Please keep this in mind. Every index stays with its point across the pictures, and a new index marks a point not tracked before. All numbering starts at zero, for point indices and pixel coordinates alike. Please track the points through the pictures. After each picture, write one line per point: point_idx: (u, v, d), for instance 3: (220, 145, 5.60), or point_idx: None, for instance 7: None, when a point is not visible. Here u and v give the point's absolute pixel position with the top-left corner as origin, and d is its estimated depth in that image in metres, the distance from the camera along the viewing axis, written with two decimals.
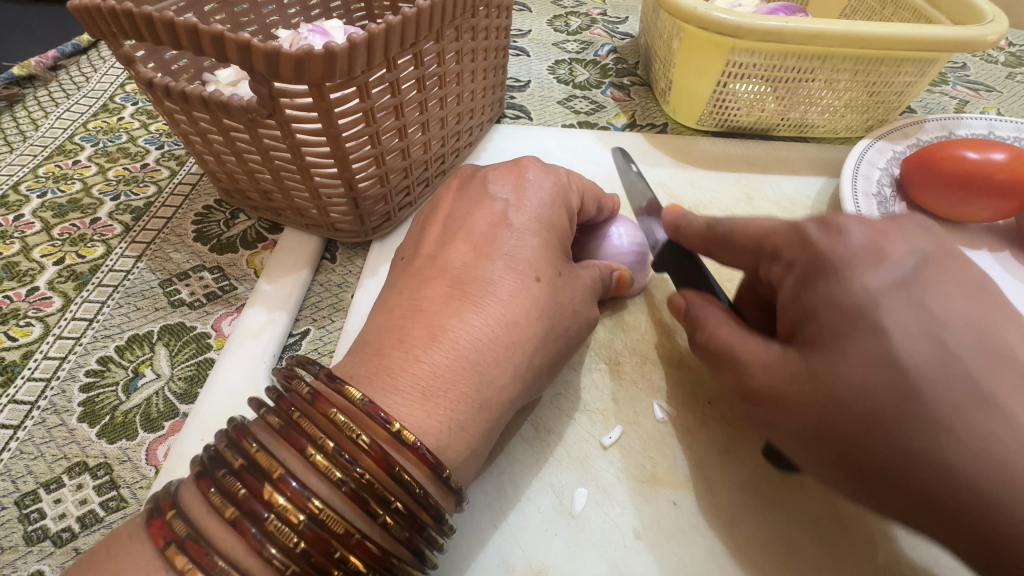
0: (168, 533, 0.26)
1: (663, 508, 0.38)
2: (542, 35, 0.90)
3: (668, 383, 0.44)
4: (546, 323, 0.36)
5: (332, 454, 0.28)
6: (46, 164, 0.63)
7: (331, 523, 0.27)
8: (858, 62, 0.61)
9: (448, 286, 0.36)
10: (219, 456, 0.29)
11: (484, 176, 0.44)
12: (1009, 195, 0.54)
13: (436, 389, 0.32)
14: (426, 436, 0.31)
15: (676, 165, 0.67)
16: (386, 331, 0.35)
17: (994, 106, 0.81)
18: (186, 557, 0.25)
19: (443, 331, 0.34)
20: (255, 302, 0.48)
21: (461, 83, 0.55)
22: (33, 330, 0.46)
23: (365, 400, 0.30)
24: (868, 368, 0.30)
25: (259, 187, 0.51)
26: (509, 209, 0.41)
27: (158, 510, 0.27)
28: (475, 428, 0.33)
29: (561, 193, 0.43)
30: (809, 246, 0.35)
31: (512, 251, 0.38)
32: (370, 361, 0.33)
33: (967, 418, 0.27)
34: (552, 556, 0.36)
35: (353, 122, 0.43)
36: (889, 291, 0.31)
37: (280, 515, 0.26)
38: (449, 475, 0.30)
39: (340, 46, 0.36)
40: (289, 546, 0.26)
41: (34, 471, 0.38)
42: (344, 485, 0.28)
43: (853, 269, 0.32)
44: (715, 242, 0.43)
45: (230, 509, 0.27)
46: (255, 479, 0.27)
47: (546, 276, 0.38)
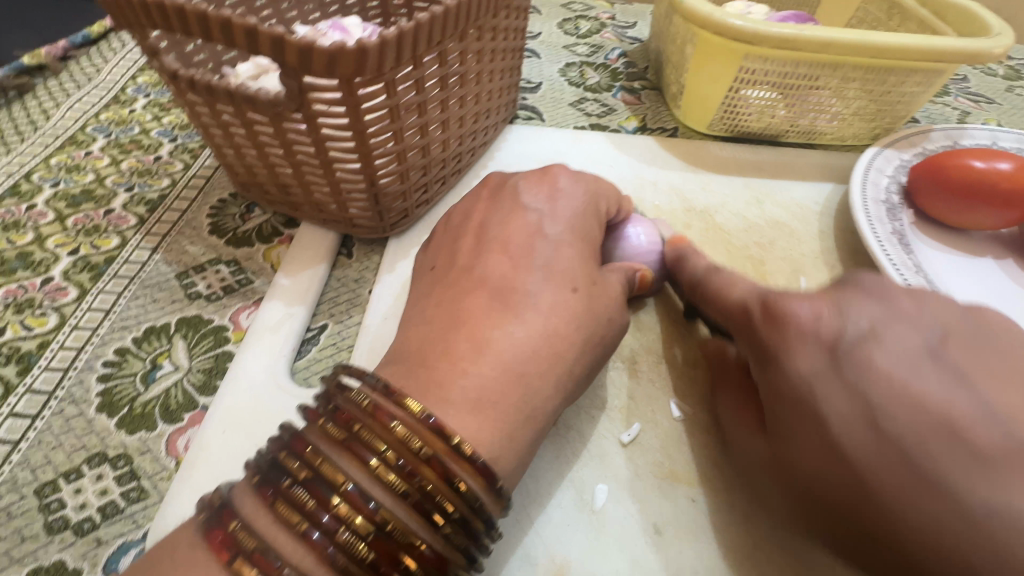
0: (232, 545, 0.26)
1: (682, 505, 0.39)
2: (553, 38, 0.91)
3: (686, 383, 0.45)
4: (584, 331, 0.37)
5: (395, 466, 0.28)
6: (58, 155, 0.62)
7: (397, 534, 0.27)
8: (867, 72, 0.62)
9: (488, 298, 0.36)
10: (280, 466, 0.28)
11: (515, 184, 0.45)
12: (1014, 204, 0.55)
13: (484, 400, 0.32)
14: (479, 446, 0.30)
15: (687, 168, 0.68)
16: (424, 340, 0.35)
17: (994, 117, 0.83)
18: (253, 568, 0.25)
19: (488, 343, 0.34)
20: (273, 296, 0.48)
21: (479, 83, 0.56)
22: (49, 320, 0.46)
23: (423, 412, 0.29)
24: (816, 450, 0.33)
25: (278, 182, 0.51)
26: (544, 219, 0.41)
27: (217, 521, 0.26)
28: (524, 438, 0.33)
29: (591, 201, 0.44)
30: (754, 333, 0.38)
31: (547, 263, 0.39)
32: (412, 372, 0.33)
33: (916, 503, 0.30)
34: (574, 551, 0.36)
35: (379, 118, 0.43)
36: (821, 373, 0.34)
37: (349, 525, 0.26)
38: (502, 485, 0.30)
39: (372, 42, 0.36)
40: (358, 556, 0.26)
41: (52, 461, 0.38)
42: (407, 495, 0.28)
43: (792, 359, 0.35)
44: (697, 300, 0.45)
45: (298, 520, 0.26)
46: (321, 490, 0.27)
47: (582, 286, 0.38)
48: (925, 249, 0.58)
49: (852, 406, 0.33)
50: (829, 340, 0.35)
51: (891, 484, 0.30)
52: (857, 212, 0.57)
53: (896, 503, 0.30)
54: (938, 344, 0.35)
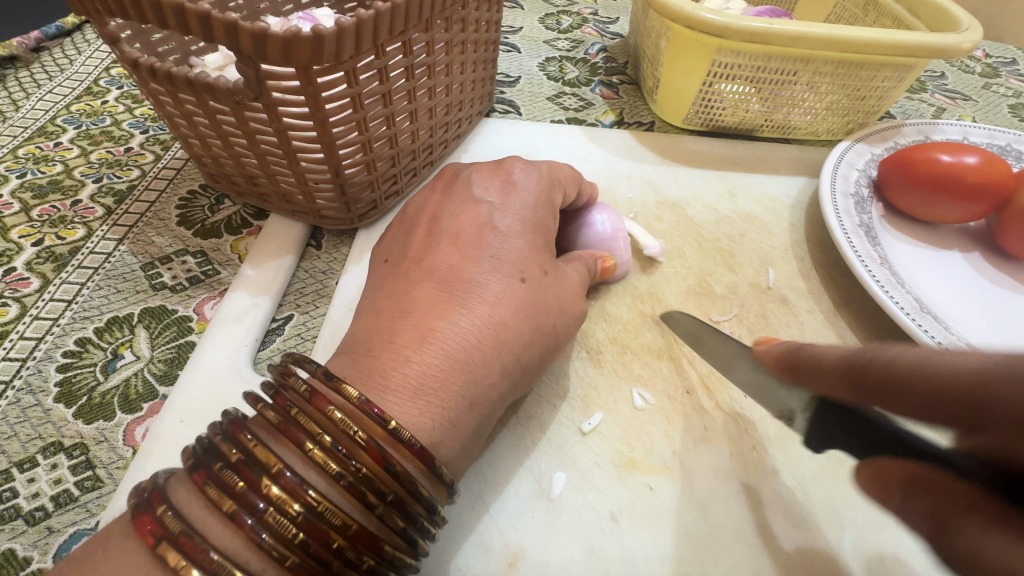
0: (158, 529, 0.25)
1: (639, 493, 0.39)
2: (534, 32, 0.91)
3: (648, 373, 0.45)
4: (534, 320, 0.37)
5: (330, 448, 0.28)
6: (26, 145, 0.62)
7: (329, 516, 0.27)
8: (838, 66, 0.62)
9: (438, 288, 0.37)
10: (215, 450, 0.28)
11: (467, 178, 0.44)
12: (980, 197, 0.56)
13: (425, 387, 0.32)
14: (419, 432, 0.31)
15: (661, 162, 0.68)
16: (377, 327, 0.35)
17: (969, 114, 0.84)
18: (178, 551, 0.25)
19: (432, 332, 0.34)
20: (239, 287, 0.48)
21: (450, 75, 0.56)
22: (9, 310, 0.46)
23: (361, 397, 0.29)
24: None
25: (245, 172, 0.51)
26: (495, 212, 0.41)
27: (146, 505, 0.26)
28: (465, 425, 0.33)
29: (544, 191, 0.44)
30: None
31: (497, 254, 0.39)
32: (359, 361, 0.33)
33: None
34: (529, 539, 0.37)
35: (341, 108, 0.43)
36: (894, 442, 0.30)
37: (278, 507, 0.26)
38: (441, 469, 0.30)
39: (329, 29, 0.36)
40: (288, 537, 0.26)
41: (7, 450, 0.38)
42: (341, 478, 0.27)
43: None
44: (875, 396, 0.27)
45: (227, 502, 0.26)
46: (253, 473, 0.27)
47: (531, 276, 0.38)
48: (892, 242, 0.58)
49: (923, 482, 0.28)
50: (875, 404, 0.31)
51: None
52: (825, 204, 0.57)
53: None
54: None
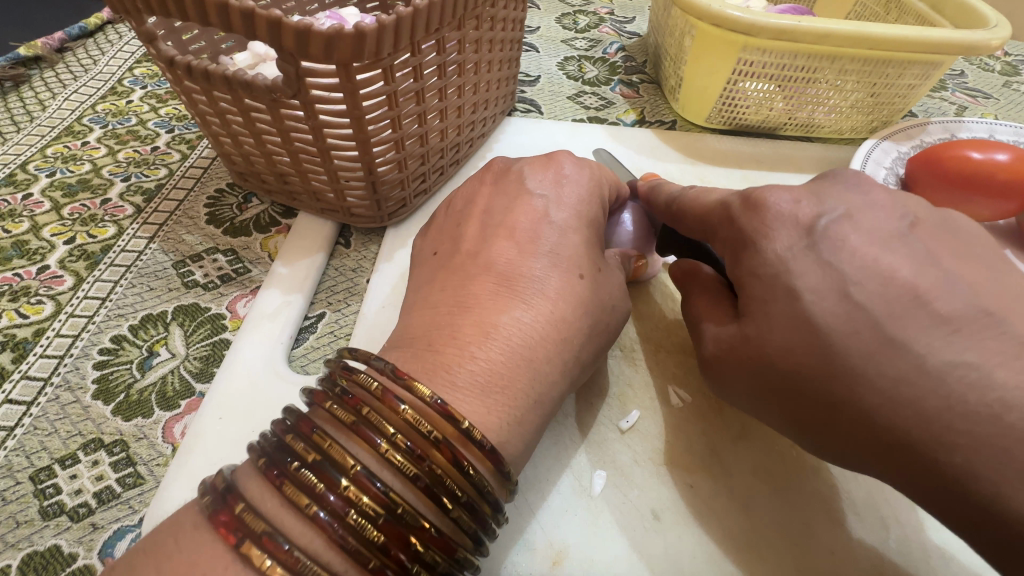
0: (239, 528, 0.25)
1: (680, 491, 0.39)
2: (551, 32, 0.91)
3: (683, 371, 0.45)
4: (591, 317, 0.37)
5: (405, 449, 0.28)
6: (54, 145, 0.62)
7: (407, 517, 0.27)
8: (865, 64, 0.62)
9: (496, 284, 0.36)
10: (287, 449, 0.28)
11: (520, 170, 0.44)
12: (1009, 195, 0.56)
13: (487, 383, 0.32)
14: (488, 432, 0.31)
15: (684, 160, 0.68)
16: (431, 325, 0.35)
17: (992, 112, 0.83)
18: (262, 550, 0.25)
19: (495, 328, 0.34)
20: (271, 284, 0.48)
21: (477, 73, 0.56)
22: (45, 308, 0.46)
23: (432, 397, 0.29)
24: (883, 305, 0.32)
25: (275, 170, 0.51)
26: (550, 206, 0.41)
27: (223, 504, 0.26)
28: (530, 423, 0.33)
29: (597, 185, 0.44)
30: (733, 224, 0.38)
31: (554, 249, 0.39)
32: (421, 355, 0.33)
33: (875, 364, 0.31)
34: (572, 537, 0.36)
35: (376, 105, 0.43)
36: (830, 244, 0.34)
37: (359, 508, 0.26)
38: (508, 469, 0.30)
39: (370, 27, 0.36)
40: (369, 538, 0.26)
41: (48, 447, 0.38)
42: (417, 479, 0.27)
43: (770, 240, 0.36)
44: (672, 216, 0.46)
45: (307, 502, 0.26)
46: (330, 472, 0.27)
47: (589, 273, 0.38)
48: None
49: (826, 282, 0.33)
50: (805, 224, 0.35)
51: (854, 353, 0.31)
52: None
53: (857, 368, 0.31)
54: (907, 229, 0.35)
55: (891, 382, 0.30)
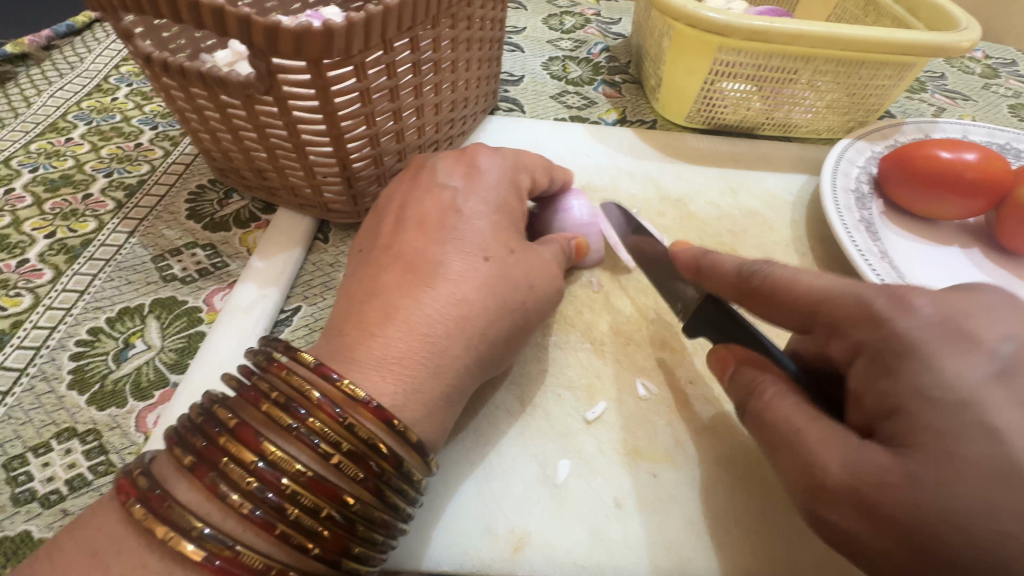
0: (130, 488, 0.27)
1: (643, 480, 0.39)
2: (537, 32, 0.92)
3: (650, 364, 0.45)
4: (499, 298, 0.37)
5: (284, 405, 0.29)
6: (38, 141, 0.63)
7: (282, 464, 0.28)
8: (839, 65, 0.63)
9: (403, 270, 0.37)
10: (187, 417, 0.30)
11: (433, 164, 0.45)
12: (978, 194, 0.57)
13: (388, 358, 0.33)
14: (381, 398, 0.32)
15: (663, 159, 0.69)
16: (345, 314, 0.36)
17: (969, 114, 0.85)
18: (144, 505, 0.26)
19: (397, 310, 0.35)
20: (247, 278, 0.49)
21: (456, 71, 0.57)
22: (23, 300, 0.47)
23: (316, 362, 0.31)
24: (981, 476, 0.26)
25: (253, 166, 0.52)
26: (459, 195, 0.42)
27: (125, 471, 0.28)
28: (429, 393, 0.34)
29: (511, 173, 0.45)
30: (880, 322, 0.32)
31: (461, 235, 0.40)
32: (330, 341, 0.35)
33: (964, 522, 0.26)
34: (534, 524, 0.37)
35: (349, 101, 0.44)
36: (986, 386, 0.28)
37: (234, 458, 0.28)
38: (401, 425, 0.31)
39: (339, 24, 0.37)
40: (243, 485, 0.27)
41: (22, 436, 0.39)
42: (293, 429, 0.29)
43: (934, 356, 0.29)
44: (745, 295, 0.40)
45: (189, 458, 0.28)
46: (212, 430, 0.29)
47: (495, 255, 0.39)
48: (891, 236, 0.59)
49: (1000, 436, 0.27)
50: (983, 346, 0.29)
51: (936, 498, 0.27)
52: (826, 200, 0.58)
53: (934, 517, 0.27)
54: None
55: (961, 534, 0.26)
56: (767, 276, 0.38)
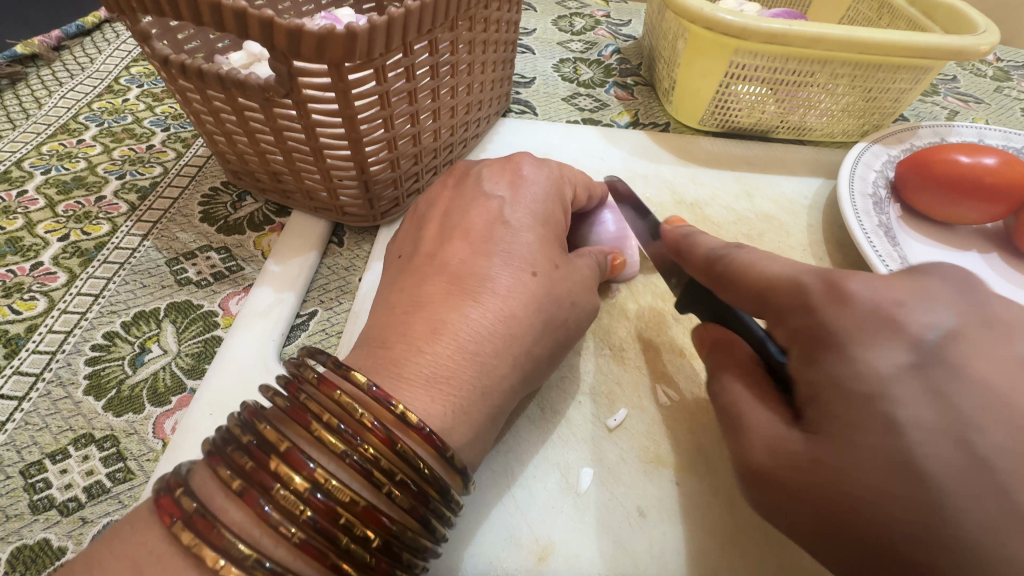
0: (174, 510, 0.26)
1: (665, 488, 0.39)
2: (547, 34, 0.92)
3: (670, 371, 0.45)
4: (545, 315, 0.37)
5: (337, 430, 0.29)
6: (50, 142, 0.62)
7: (336, 493, 0.27)
8: (855, 68, 0.63)
9: (447, 284, 0.37)
10: (228, 435, 0.29)
11: (478, 174, 0.45)
12: (997, 199, 0.56)
13: (438, 376, 0.33)
14: (430, 419, 0.31)
15: (677, 162, 0.69)
16: (387, 323, 0.36)
17: (983, 117, 0.84)
18: (192, 531, 0.25)
19: (444, 324, 0.34)
20: (263, 282, 0.48)
21: (471, 74, 0.56)
22: (37, 304, 0.46)
23: (368, 382, 0.30)
24: (884, 463, 0.27)
25: (269, 169, 0.51)
26: (505, 206, 0.42)
27: (166, 489, 0.27)
28: (476, 413, 0.33)
29: (555, 185, 0.44)
30: (812, 313, 0.32)
31: (509, 248, 0.39)
32: (373, 352, 0.34)
33: (867, 508, 0.27)
34: (557, 533, 0.37)
35: (368, 105, 0.43)
36: (902, 376, 0.28)
37: (287, 484, 0.27)
38: (451, 453, 0.31)
39: (362, 27, 0.37)
40: (295, 513, 0.26)
41: (39, 442, 0.38)
42: (347, 456, 0.28)
43: (855, 341, 0.30)
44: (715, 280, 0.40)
45: (237, 481, 0.27)
46: (263, 453, 0.27)
47: (543, 270, 0.38)
48: (909, 241, 0.58)
49: (922, 416, 0.27)
50: (911, 335, 0.29)
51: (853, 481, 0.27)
52: (844, 204, 0.58)
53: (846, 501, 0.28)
54: None
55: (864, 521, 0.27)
56: (729, 260, 0.38)
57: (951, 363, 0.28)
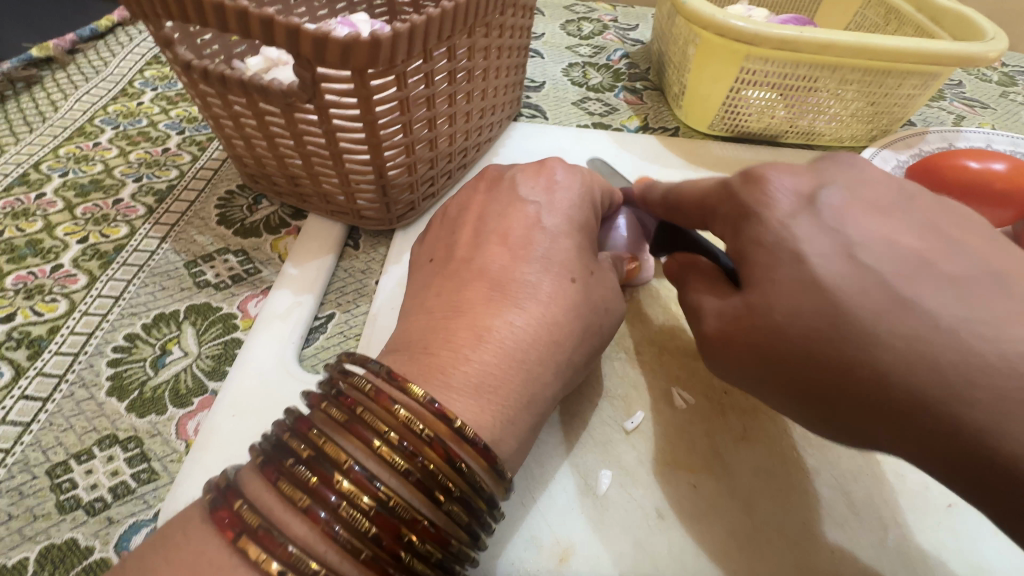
0: (236, 524, 0.26)
1: (684, 490, 0.39)
2: (556, 39, 0.92)
3: (686, 374, 0.46)
4: (583, 322, 0.37)
5: (397, 445, 0.29)
6: (66, 145, 0.63)
7: (400, 509, 0.28)
8: (865, 74, 0.63)
9: (489, 290, 0.37)
10: (284, 447, 0.29)
11: (513, 177, 0.46)
12: (1006, 203, 0.57)
13: (485, 385, 0.33)
14: (481, 430, 0.32)
15: (688, 166, 0.69)
16: (427, 330, 0.36)
17: (989, 122, 0.85)
18: (258, 546, 0.25)
19: (488, 331, 0.35)
20: (281, 285, 0.49)
21: (486, 79, 0.57)
22: (59, 306, 0.47)
23: (426, 397, 0.30)
24: (796, 287, 0.33)
25: (287, 172, 0.52)
26: (542, 211, 0.42)
27: (223, 501, 0.27)
28: (522, 422, 0.34)
29: (587, 191, 0.44)
30: (733, 199, 0.39)
31: (546, 254, 0.39)
32: (416, 359, 0.34)
33: (797, 323, 0.33)
34: (578, 534, 0.37)
35: (388, 110, 0.44)
36: (797, 220, 0.35)
37: (351, 501, 0.27)
38: (502, 467, 0.31)
39: (386, 35, 0.37)
40: (361, 530, 0.27)
41: (64, 442, 0.39)
42: (410, 474, 0.28)
43: (769, 210, 0.37)
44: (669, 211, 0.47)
45: (301, 497, 0.27)
46: (324, 468, 0.28)
47: (581, 277, 0.39)
48: None
49: (822, 248, 0.34)
50: (802, 196, 0.37)
51: (781, 307, 0.33)
52: None
53: (783, 326, 0.33)
54: (906, 205, 0.36)
55: (800, 339, 0.32)
56: (677, 190, 0.46)
57: (830, 213, 0.35)
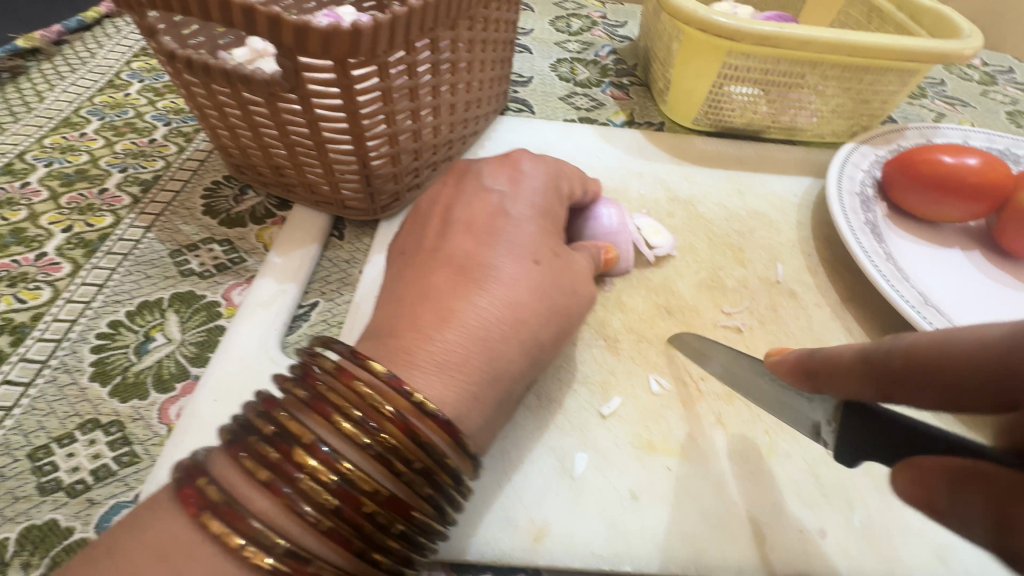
0: (200, 500, 0.27)
1: (658, 472, 0.40)
2: (545, 34, 0.93)
3: (663, 361, 0.47)
4: (549, 302, 0.38)
5: (359, 422, 0.29)
6: (52, 136, 0.63)
7: (360, 482, 0.28)
8: (844, 71, 0.64)
9: (453, 274, 0.38)
10: (249, 426, 0.30)
11: (478, 169, 0.46)
12: (980, 197, 0.58)
13: (449, 363, 0.34)
14: (444, 406, 0.33)
15: (672, 160, 0.70)
16: (396, 314, 0.37)
17: (969, 119, 0.87)
18: (222, 520, 0.26)
19: (453, 312, 0.36)
20: (266, 273, 0.49)
21: (471, 72, 0.58)
22: (42, 293, 0.47)
23: (389, 375, 0.31)
24: None
25: (271, 163, 0.52)
26: (505, 199, 0.43)
27: (188, 479, 0.28)
28: (487, 398, 0.35)
29: (552, 181, 0.46)
30: None
31: (510, 238, 0.41)
32: (384, 342, 0.35)
33: None
34: (553, 514, 0.38)
35: (370, 100, 0.44)
36: None
37: (312, 476, 0.28)
38: (465, 440, 0.32)
39: (366, 24, 0.38)
40: (322, 502, 0.27)
41: (46, 427, 0.39)
42: (370, 448, 0.29)
43: None
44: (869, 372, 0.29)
45: (264, 472, 0.28)
46: (285, 444, 0.28)
47: (544, 259, 0.40)
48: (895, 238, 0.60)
49: None
50: None
51: None
52: (833, 202, 0.60)
53: None
54: None
55: None
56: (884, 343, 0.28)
57: None
